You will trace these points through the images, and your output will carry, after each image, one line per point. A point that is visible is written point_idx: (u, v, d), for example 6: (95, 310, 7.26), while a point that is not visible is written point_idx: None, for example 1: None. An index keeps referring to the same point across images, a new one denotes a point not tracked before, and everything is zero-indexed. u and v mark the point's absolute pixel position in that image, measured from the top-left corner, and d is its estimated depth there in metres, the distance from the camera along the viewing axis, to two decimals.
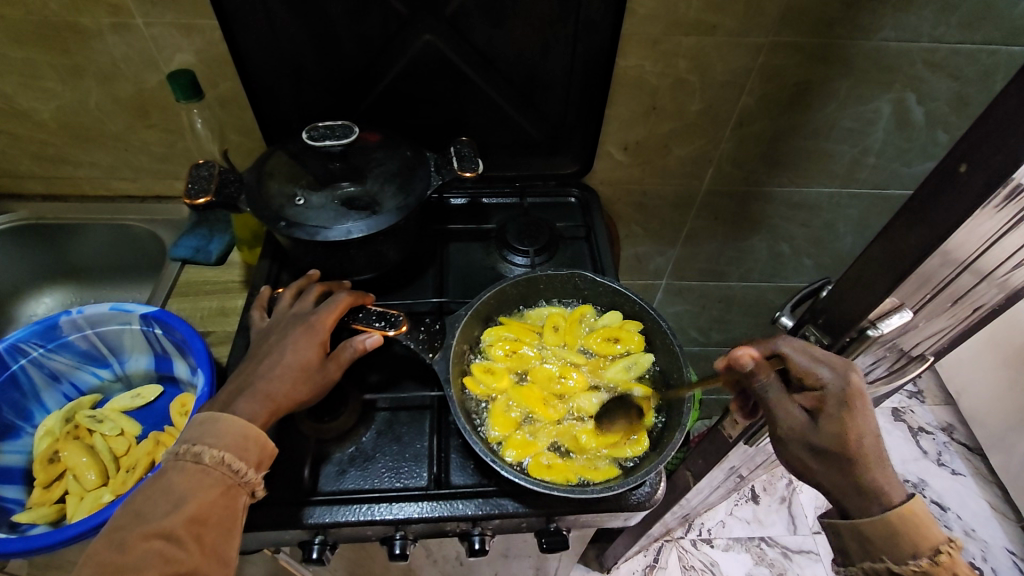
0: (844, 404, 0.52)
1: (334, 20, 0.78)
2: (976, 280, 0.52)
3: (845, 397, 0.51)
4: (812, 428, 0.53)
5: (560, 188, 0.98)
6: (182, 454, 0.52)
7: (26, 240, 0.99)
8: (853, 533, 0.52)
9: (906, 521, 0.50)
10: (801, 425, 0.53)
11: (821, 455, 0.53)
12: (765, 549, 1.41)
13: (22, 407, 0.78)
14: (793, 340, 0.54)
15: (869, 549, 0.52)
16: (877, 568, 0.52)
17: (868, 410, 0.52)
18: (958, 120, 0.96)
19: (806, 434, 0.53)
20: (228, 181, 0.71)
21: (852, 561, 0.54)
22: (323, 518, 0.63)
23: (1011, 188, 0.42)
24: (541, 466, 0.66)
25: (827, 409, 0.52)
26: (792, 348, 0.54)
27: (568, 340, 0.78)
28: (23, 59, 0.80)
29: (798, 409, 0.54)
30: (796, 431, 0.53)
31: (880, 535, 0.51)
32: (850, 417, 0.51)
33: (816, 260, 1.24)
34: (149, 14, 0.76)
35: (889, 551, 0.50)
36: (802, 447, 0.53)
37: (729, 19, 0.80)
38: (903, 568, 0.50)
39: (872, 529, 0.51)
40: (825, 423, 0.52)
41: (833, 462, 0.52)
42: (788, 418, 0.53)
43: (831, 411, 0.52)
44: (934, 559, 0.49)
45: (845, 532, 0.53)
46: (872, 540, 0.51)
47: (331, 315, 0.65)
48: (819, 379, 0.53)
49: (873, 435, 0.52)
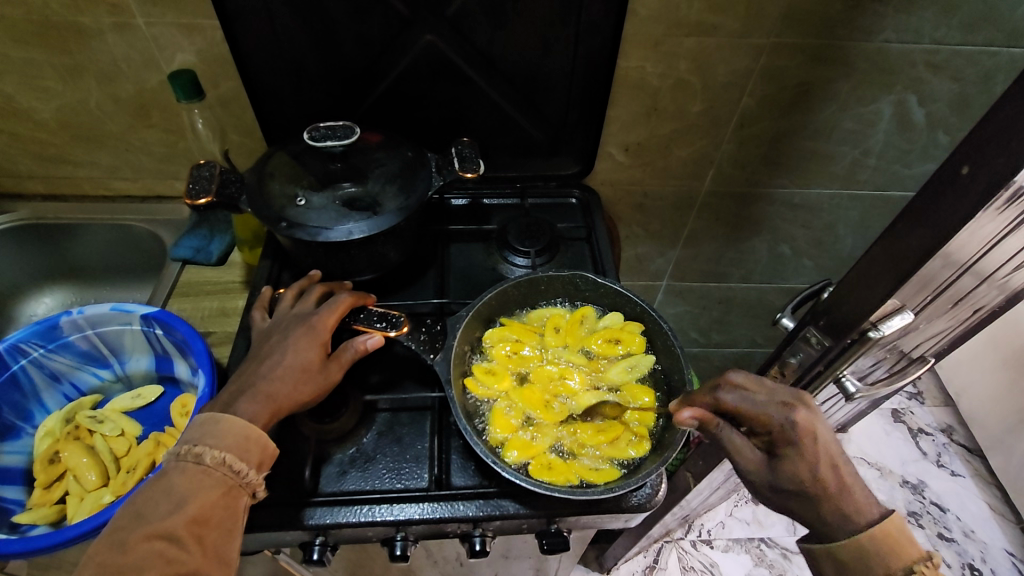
0: (792, 445, 0.52)
1: (335, 20, 0.78)
2: (976, 281, 0.52)
3: (794, 438, 0.52)
4: (770, 468, 0.54)
5: (560, 189, 0.98)
6: (183, 455, 0.52)
7: (25, 241, 0.99)
8: (828, 556, 0.53)
9: (877, 541, 0.51)
10: (757, 468, 0.54)
11: (784, 491, 0.54)
12: (765, 550, 1.42)
13: (23, 407, 0.78)
14: (735, 386, 0.55)
15: (844, 573, 0.52)
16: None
17: (822, 446, 0.51)
18: (959, 121, 0.96)
19: (764, 475, 0.54)
20: (229, 181, 0.71)
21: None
22: (324, 519, 0.63)
23: (1014, 190, 0.42)
24: (542, 467, 0.66)
25: (781, 449, 0.53)
26: (736, 397, 0.54)
27: (569, 341, 0.78)
28: (24, 59, 0.80)
29: (756, 451, 0.55)
30: (755, 472, 0.55)
31: (853, 558, 0.52)
32: (802, 457, 0.51)
33: (816, 261, 1.24)
34: (150, 14, 0.76)
35: (863, 572, 0.51)
36: (768, 485, 0.54)
37: (731, 20, 0.80)
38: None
39: (844, 552, 0.52)
40: (781, 463, 0.53)
41: (795, 496, 0.53)
42: (747, 461, 0.55)
43: (785, 452, 0.52)
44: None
45: (821, 554, 0.54)
46: (845, 561, 0.52)
47: (332, 316, 0.65)
48: (767, 423, 0.53)
49: (832, 466, 0.52)
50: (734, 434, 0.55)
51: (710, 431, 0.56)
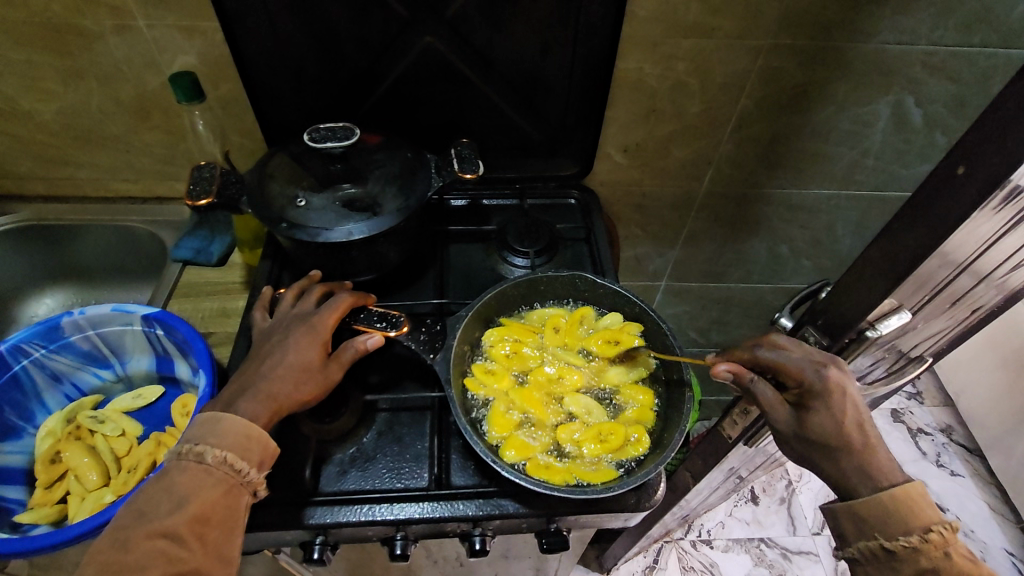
0: (821, 398, 0.52)
1: (335, 22, 0.78)
2: (975, 281, 0.52)
3: (825, 389, 0.52)
4: (798, 420, 0.54)
5: (560, 190, 0.98)
6: (184, 454, 0.53)
7: (27, 242, 1.00)
8: (847, 514, 0.51)
9: (900, 499, 0.49)
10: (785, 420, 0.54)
11: (809, 444, 0.53)
12: (765, 550, 1.42)
13: (24, 408, 0.78)
14: (772, 344, 0.57)
15: (862, 530, 0.50)
16: (872, 547, 0.50)
17: (851, 401, 0.52)
18: (958, 122, 0.97)
19: (792, 426, 0.54)
20: (229, 182, 0.71)
21: (848, 543, 0.52)
22: (324, 519, 0.63)
23: (1010, 190, 0.43)
24: (539, 466, 0.66)
25: (811, 403, 0.53)
26: (771, 352, 0.56)
27: (568, 342, 0.78)
28: (25, 61, 0.81)
29: (786, 406, 0.55)
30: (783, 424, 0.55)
31: (872, 515, 0.50)
32: (831, 411, 0.52)
33: (816, 261, 1.25)
34: (152, 16, 0.76)
35: (883, 533, 0.49)
36: (794, 439, 0.54)
37: (729, 22, 0.80)
38: (895, 546, 0.49)
39: (863, 508, 0.50)
40: (811, 415, 0.53)
41: (820, 451, 0.53)
42: (775, 414, 0.55)
43: (814, 404, 0.53)
44: (925, 536, 0.48)
45: (841, 513, 0.52)
46: (866, 519, 0.50)
47: (332, 316, 0.66)
48: (799, 377, 0.54)
49: (859, 426, 0.52)
50: (768, 388, 0.56)
51: (743, 383, 0.57)
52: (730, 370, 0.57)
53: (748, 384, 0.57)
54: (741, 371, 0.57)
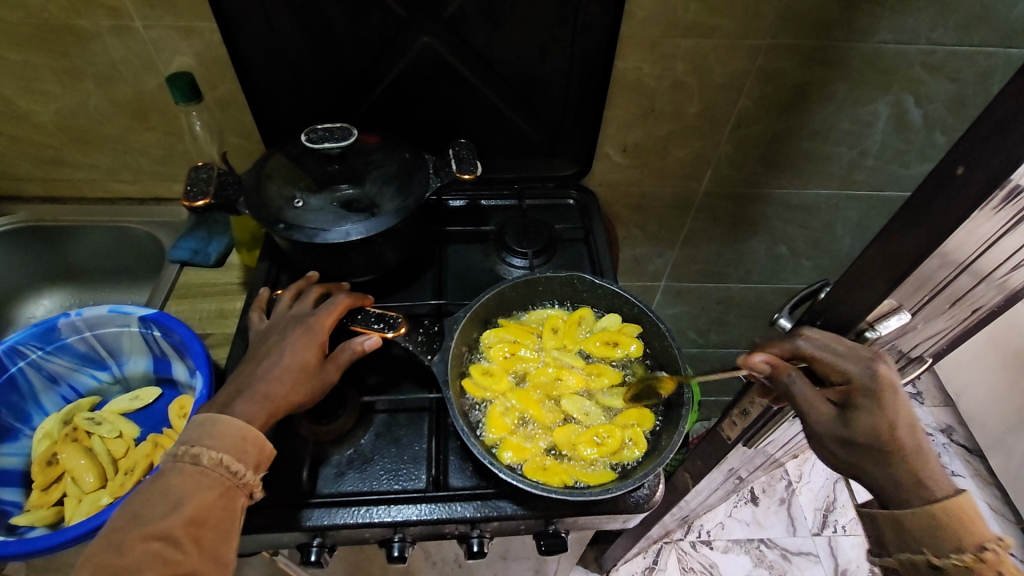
0: (871, 395, 0.51)
1: (333, 22, 0.78)
2: (975, 281, 0.52)
3: (874, 386, 0.51)
4: (842, 420, 0.52)
5: (559, 190, 0.98)
6: (180, 456, 0.52)
7: (25, 243, 1.00)
8: (892, 524, 0.51)
9: (951, 514, 0.48)
10: (829, 420, 0.52)
11: (853, 447, 0.52)
12: (765, 550, 1.41)
13: (21, 409, 0.78)
14: (816, 338, 0.55)
15: (907, 540, 0.50)
16: (917, 559, 0.50)
17: (901, 399, 0.51)
18: (958, 122, 0.96)
19: (836, 426, 0.52)
20: (227, 183, 0.71)
21: (891, 551, 0.52)
22: (321, 520, 0.63)
23: (1010, 189, 0.42)
24: (536, 468, 0.66)
25: (858, 401, 0.52)
26: (814, 346, 0.55)
27: (567, 343, 0.78)
28: (22, 62, 0.80)
29: (829, 404, 0.53)
30: (825, 425, 0.53)
31: (918, 527, 0.49)
32: (882, 409, 0.50)
33: (815, 261, 1.24)
34: (149, 17, 0.76)
35: (930, 546, 0.49)
36: (835, 442, 0.52)
37: (728, 21, 0.80)
38: (944, 561, 0.48)
39: (909, 519, 0.50)
40: (857, 415, 0.51)
41: (868, 456, 0.51)
42: (817, 415, 0.53)
43: (862, 402, 0.51)
44: (979, 555, 0.47)
45: (883, 521, 0.52)
46: (913, 532, 0.50)
47: (329, 317, 0.65)
48: (846, 373, 0.52)
49: (909, 427, 0.50)
50: (808, 384, 0.54)
51: (781, 380, 0.56)
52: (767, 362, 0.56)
53: (788, 380, 0.55)
54: (781, 366, 0.56)
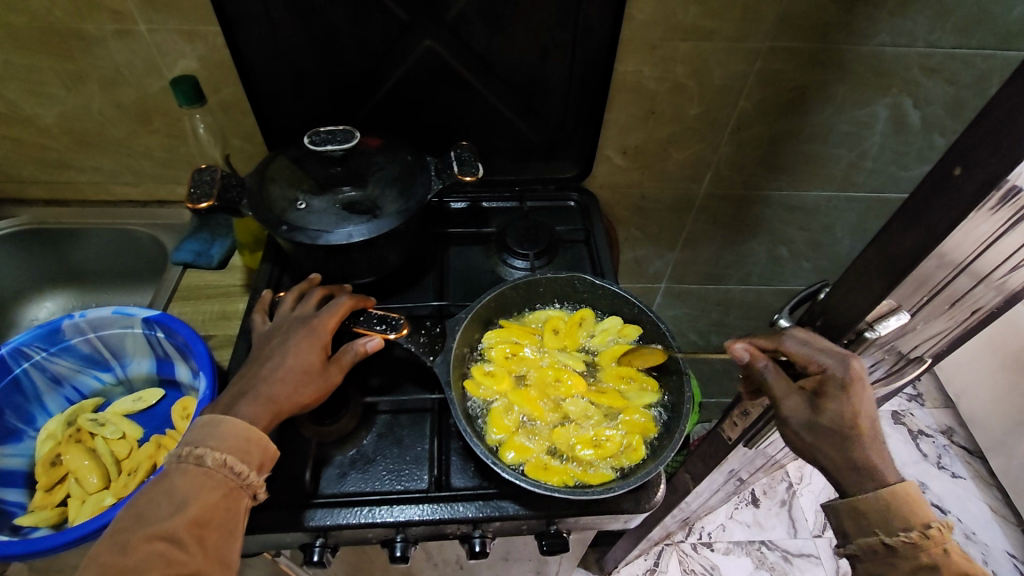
0: (839, 387, 0.52)
1: (335, 26, 0.78)
2: (974, 282, 0.53)
3: (844, 380, 0.52)
4: (810, 408, 0.54)
5: (559, 193, 0.99)
6: (184, 457, 0.53)
7: (28, 245, 1.00)
8: (849, 510, 0.52)
9: (899, 497, 0.50)
10: (797, 408, 0.54)
11: (817, 431, 0.53)
12: (766, 552, 1.41)
13: (24, 411, 0.78)
14: (798, 336, 0.55)
15: (864, 525, 0.52)
16: (873, 543, 0.51)
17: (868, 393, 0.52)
18: (955, 124, 0.97)
19: (805, 413, 0.54)
20: (229, 185, 0.72)
21: (851, 540, 0.53)
22: (324, 521, 0.63)
23: (1007, 190, 0.43)
24: (538, 468, 0.66)
25: (827, 392, 0.53)
26: (795, 342, 0.55)
27: (567, 344, 0.78)
28: (27, 66, 0.81)
29: (800, 394, 0.55)
30: (793, 411, 0.55)
31: (874, 511, 0.51)
32: (850, 400, 0.51)
33: (815, 263, 1.25)
34: (152, 20, 0.77)
35: (884, 529, 0.50)
36: (802, 427, 0.54)
37: (727, 25, 0.80)
38: (895, 541, 0.50)
39: (865, 504, 0.51)
40: (824, 404, 0.53)
41: (827, 440, 0.53)
42: (789, 403, 0.55)
43: (830, 393, 0.52)
44: (925, 532, 0.49)
45: (843, 510, 0.53)
46: (866, 516, 0.51)
47: (332, 318, 0.66)
48: (821, 365, 0.53)
49: (871, 420, 0.52)
50: (781, 374, 0.56)
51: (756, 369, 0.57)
52: (747, 350, 0.57)
53: (760, 370, 0.57)
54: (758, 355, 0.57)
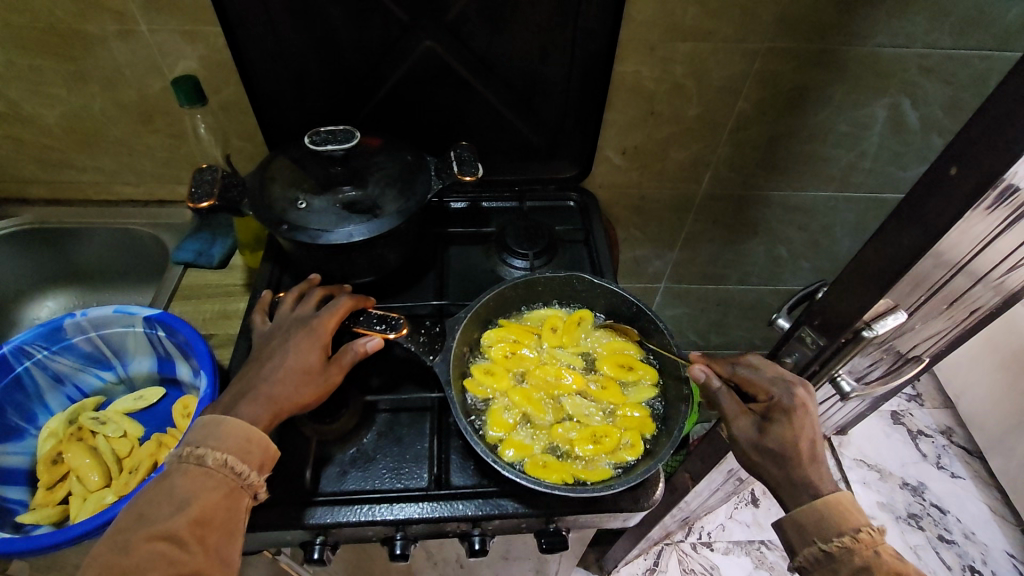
0: (784, 412, 0.56)
1: (336, 26, 0.79)
2: (972, 281, 0.54)
3: (789, 403, 0.56)
4: (757, 430, 0.57)
5: (559, 193, 0.99)
6: (185, 457, 0.53)
7: (29, 244, 1.00)
8: (790, 522, 0.54)
9: (831, 506, 0.52)
10: (745, 428, 0.58)
11: (763, 451, 0.56)
12: (765, 552, 1.42)
13: (26, 409, 0.79)
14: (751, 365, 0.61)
15: (803, 534, 0.53)
16: (814, 552, 0.52)
17: (811, 420, 0.55)
18: (953, 124, 0.97)
19: (752, 434, 0.57)
20: (230, 185, 0.72)
21: (795, 555, 0.54)
22: (324, 519, 0.63)
23: (1003, 188, 0.44)
24: (539, 466, 0.67)
25: (774, 415, 0.57)
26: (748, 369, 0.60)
27: (566, 343, 0.79)
28: (29, 66, 0.81)
29: (749, 416, 0.58)
30: (742, 431, 0.58)
31: (810, 520, 0.53)
32: (793, 424, 0.55)
33: (814, 263, 1.25)
34: (154, 21, 0.77)
35: (821, 537, 0.52)
36: (749, 446, 0.57)
37: (725, 25, 0.81)
38: (832, 547, 0.51)
39: (802, 513, 0.53)
40: (770, 426, 0.56)
41: (770, 458, 0.56)
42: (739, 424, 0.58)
43: (776, 416, 0.56)
44: (856, 536, 0.51)
45: (785, 523, 0.54)
46: (803, 525, 0.53)
47: (332, 319, 0.66)
48: (769, 392, 0.58)
49: (812, 444, 0.55)
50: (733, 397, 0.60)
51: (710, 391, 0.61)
52: (703, 371, 0.62)
53: (714, 391, 0.61)
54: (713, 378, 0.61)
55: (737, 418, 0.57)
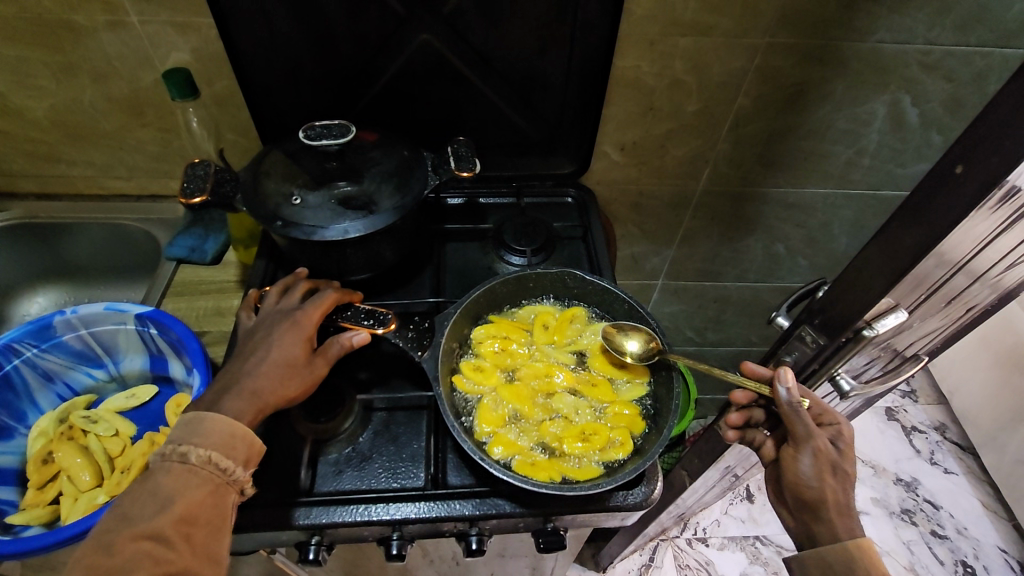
0: (843, 442, 0.60)
1: (331, 19, 0.77)
2: (970, 281, 0.53)
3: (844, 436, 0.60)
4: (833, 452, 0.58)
5: (557, 189, 0.98)
6: (168, 455, 0.52)
7: (16, 240, 0.99)
8: (816, 560, 0.57)
9: (863, 550, 0.55)
10: (828, 447, 0.57)
11: (836, 475, 0.57)
12: (760, 548, 1.42)
13: (16, 408, 0.77)
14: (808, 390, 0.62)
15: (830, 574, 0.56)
16: None
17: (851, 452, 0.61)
18: (953, 121, 0.97)
19: (833, 453, 0.58)
20: (223, 180, 0.71)
21: None
22: (319, 519, 0.63)
23: (1007, 190, 0.43)
24: (526, 464, 0.66)
25: (838, 445, 0.60)
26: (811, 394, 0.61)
27: (556, 340, 0.78)
28: (17, 57, 0.80)
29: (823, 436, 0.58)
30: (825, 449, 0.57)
31: (839, 562, 0.55)
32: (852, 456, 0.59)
33: (811, 260, 1.25)
34: (144, 12, 0.75)
35: None
36: (829, 467, 0.57)
37: (726, 20, 0.80)
38: None
39: (832, 553, 0.56)
40: (842, 452, 0.59)
41: (839, 480, 0.57)
42: (822, 441, 0.57)
43: (840, 446, 0.60)
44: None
45: (809, 560, 0.58)
46: (831, 563, 0.56)
47: (316, 311, 0.65)
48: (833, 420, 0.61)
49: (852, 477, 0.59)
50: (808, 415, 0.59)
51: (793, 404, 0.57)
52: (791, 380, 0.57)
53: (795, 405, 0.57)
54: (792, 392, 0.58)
55: (825, 434, 0.57)
